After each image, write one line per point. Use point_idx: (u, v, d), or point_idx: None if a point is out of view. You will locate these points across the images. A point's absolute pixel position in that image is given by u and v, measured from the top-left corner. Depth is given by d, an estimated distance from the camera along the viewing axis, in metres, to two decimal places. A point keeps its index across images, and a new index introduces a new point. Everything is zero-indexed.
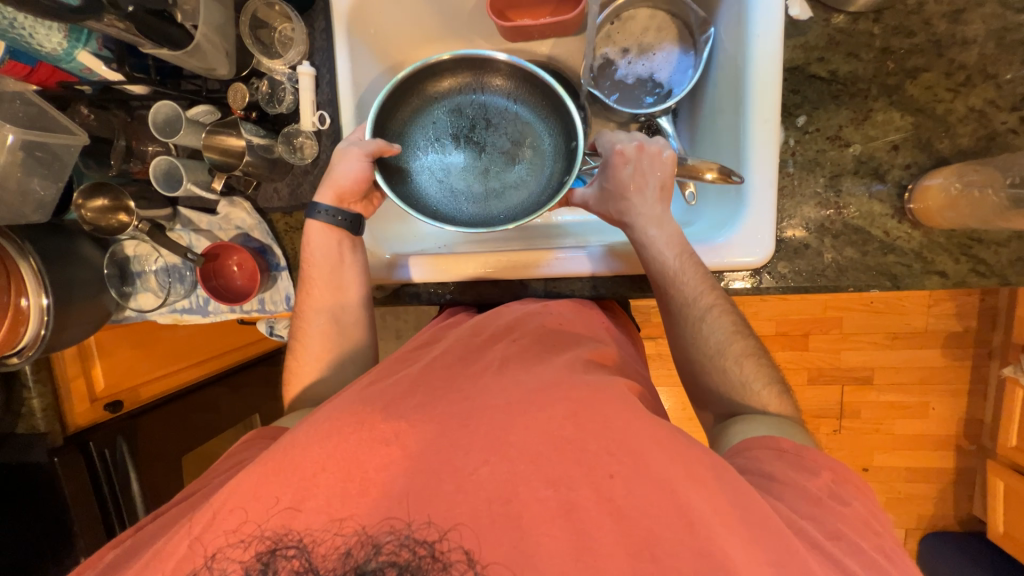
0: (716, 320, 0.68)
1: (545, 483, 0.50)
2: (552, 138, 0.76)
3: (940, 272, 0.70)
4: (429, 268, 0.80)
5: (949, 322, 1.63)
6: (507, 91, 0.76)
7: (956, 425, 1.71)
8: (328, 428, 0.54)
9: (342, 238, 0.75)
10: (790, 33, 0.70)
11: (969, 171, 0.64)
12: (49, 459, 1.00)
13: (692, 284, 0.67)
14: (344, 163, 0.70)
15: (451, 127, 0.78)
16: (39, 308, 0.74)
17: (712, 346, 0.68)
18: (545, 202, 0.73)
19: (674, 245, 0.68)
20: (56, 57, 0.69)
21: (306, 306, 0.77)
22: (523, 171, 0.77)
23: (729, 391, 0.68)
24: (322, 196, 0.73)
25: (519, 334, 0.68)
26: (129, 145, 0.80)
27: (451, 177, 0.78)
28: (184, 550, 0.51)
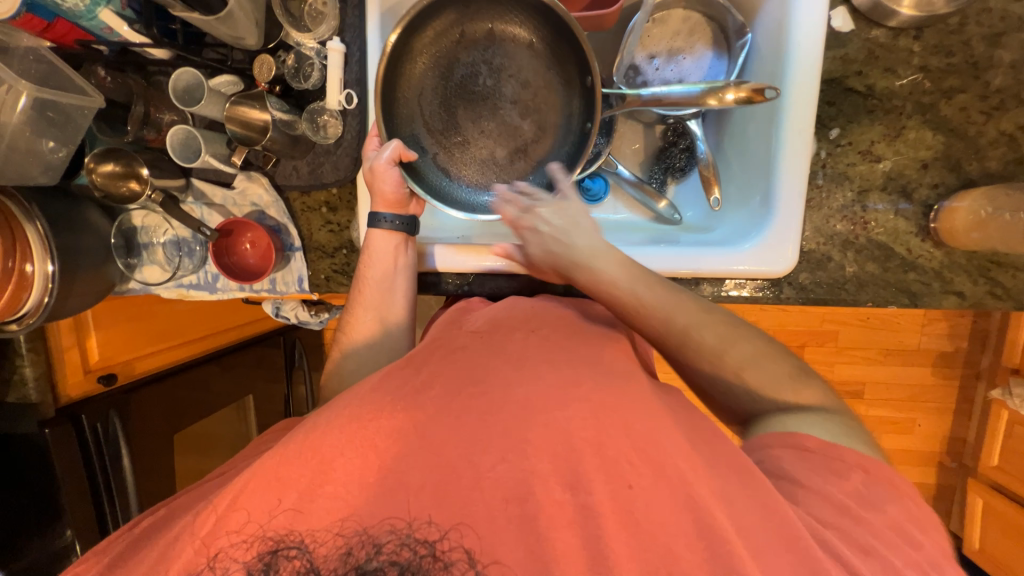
0: (703, 334, 0.64)
1: (565, 496, 0.49)
2: (560, 69, 0.73)
3: (958, 292, 0.71)
4: (452, 254, 0.79)
5: (941, 341, 1.67)
6: (505, 29, 0.73)
7: (940, 442, 1.76)
8: (344, 418, 0.53)
9: (401, 241, 0.74)
10: (831, 44, 0.69)
11: (999, 195, 0.64)
12: (38, 430, 0.97)
13: (713, 338, 0.64)
14: (379, 176, 0.71)
15: (445, 91, 0.75)
16: (44, 275, 0.71)
17: (716, 355, 0.63)
18: (574, 153, 0.75)
19: (623, 267, 0.68)
20: (77, 14, 0.66)
21: (355, 302, 0.76)
22: (538, 117, 0.76)
23: (746, 395, 0.64)
24: (376, 209, 0.74)
25: (538, 324, 0.66)
26: (146, 112, 0.77)
27: (473, 143, 0.77)
28: (187, 551, 0.49)
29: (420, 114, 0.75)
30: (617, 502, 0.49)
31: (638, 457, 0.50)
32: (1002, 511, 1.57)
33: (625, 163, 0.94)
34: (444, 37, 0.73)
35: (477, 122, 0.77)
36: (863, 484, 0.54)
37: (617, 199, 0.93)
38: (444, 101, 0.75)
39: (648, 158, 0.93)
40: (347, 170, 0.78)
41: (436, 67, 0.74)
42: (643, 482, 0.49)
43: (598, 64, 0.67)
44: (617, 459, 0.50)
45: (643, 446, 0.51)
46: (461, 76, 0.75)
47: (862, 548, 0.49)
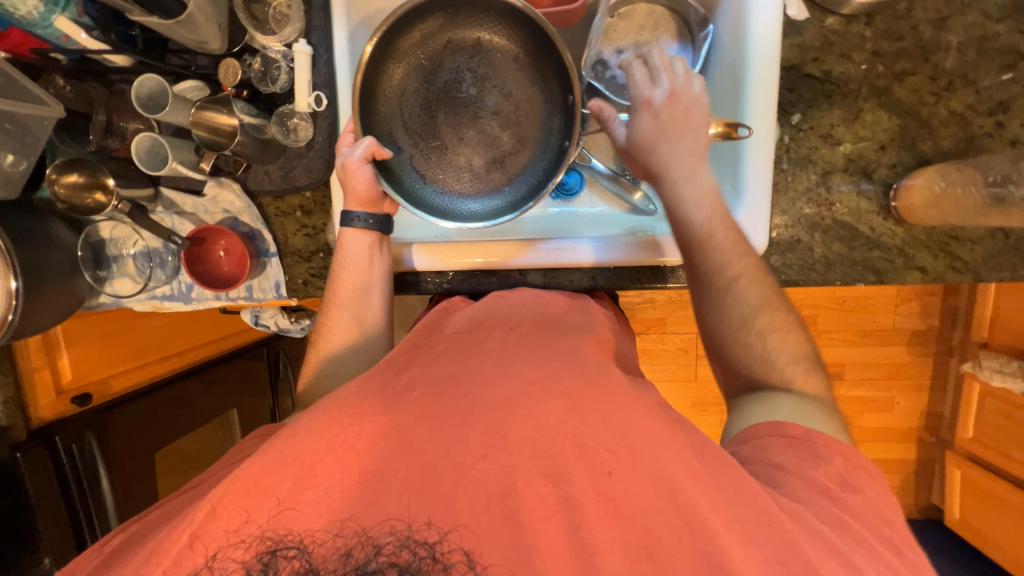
0: (746, 291, 0.66)
1: (546, 487, 0.50)
2: (543, 84, 0.69)
3: (920, 268, 0.74)
4: (431, 251, 0.81)
5: (914, 320, 1.72)
6: (493, 36, 0.68)
7: (919, 418, 1.81)
8: (326, 420, 0.53)
9: (374, 241, 0.74)
10: (788, 32, 0.71)
11: (951, 171, 0.67)
12: (9, 454, 0.95)
13: (750, 298, 0.66)
14: (351, 174, 0.69)
15: (426, 96, 0.70)
16: (8, 292, 0.69)
17: (742, 318, 0.66)
18: (549, 174, 0.69)
19: (708, 199, 0.67)
20: (31, 22, 0.64)
21: (331, 304, 0.75)
22: (519, 131, 0.71)
23: (752, 366, 0.66)
24: (349, 208, 0.73)
25: (518, 322, 0.68)
26: (109, 120, 0.75)
27: (451, 150, 0.71)
28: (181, 543, 0.49)
29: (398, 116, 0.70)
30: (606, 489, 0.49)
31: (620, 444, 0.51)
32: (979, 480, 1.63)
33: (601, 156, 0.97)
34: (431, 39, 0.68)
35: (458, 129, 0.71)
36: (837, 457, 0.56)
37: (592, 193, 0.95)
38: (425, 104, 0.70)
39: None
40: (319, 172, 0.78)
41: (418, 69, 0.69)
42: (626, 468, 0.50)
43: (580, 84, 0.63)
44: (603, 446, 0.51)
45: (626, 429, 0.52)
46: (444, 82, 0.70)
47: (840, 523, 0.50)
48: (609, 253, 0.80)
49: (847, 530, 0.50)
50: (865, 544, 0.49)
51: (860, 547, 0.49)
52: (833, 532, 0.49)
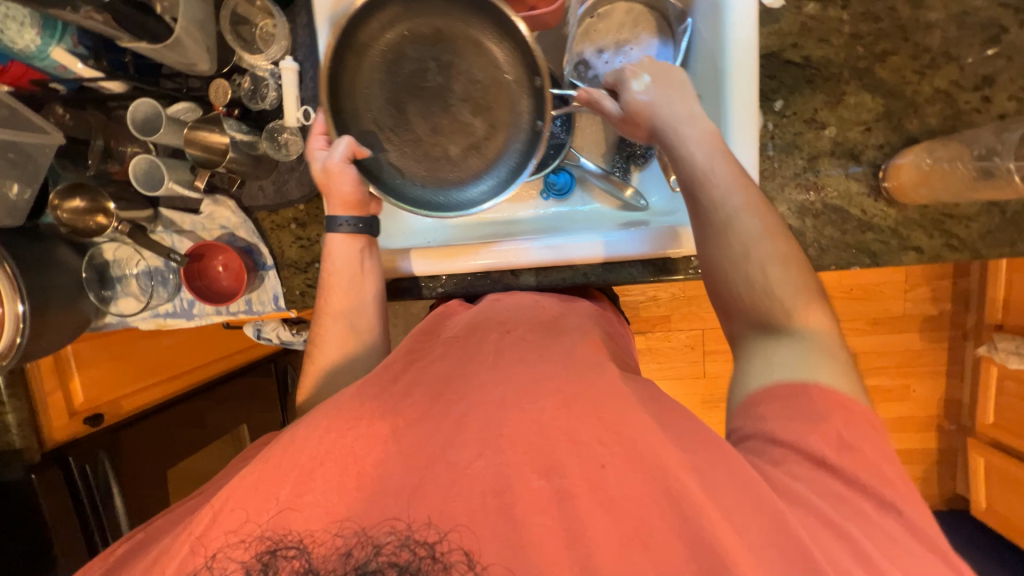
0: (745, 219, 0.59)
1: (540, 482, 0.50)
2: (509, 64, 0.69)
3: (916, 248, 0.73)
4: (425, 256, 0.83)
5: (925, 305, 1.69)
6: (454, 23, 0.70)
7: (937, 406, 1.77)
8: (328, 425, 0.53)
9: (362, 244, 0.76)
10: (764, 20, 0.71)
11: (938, 147, 0.67)
12: (26, 476, 0.97)
13: (750, 225, 0.58)
14: (335, 178, 0.70)
15: (394, 88, 0.72)
16: (15, 315, 0.71)
17: (737, 252, 0.58)
18: (527, 153, 0.70)
19: (710, 144, 0.62)
20: (29, 55, 0.67)
21: (324, 312, 0.75)
22: (492, 115, 0.72)
23: (748, 299, 0.58)
24: (335, 212, 0.74)
25: (513, 325, 0.68)
26: (107, 145, 0.78)
27: (426, 140, 0.73)
28: (186, 548, 0.50)
29: (369, 112, 0.72)
30: (604, 484, 0.49)
31: (613, 438, 0.51)
32: (1003, 467, 1.59)
33: (591, 156, 0.99)
34: (390, 30, 0.69)
35: (429, 118, 0.73)
36: None
37: (584, 191, 0.99)
38: (392, 96, 0.72)
39: (611, 148, 0.99)
40: (310, 184, 0.79)
41: (381, 61, 0.70)
42: (619, 462, 0.49)
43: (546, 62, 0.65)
44: (597, 439, 0.51)
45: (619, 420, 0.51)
46: (409, 72, 0.71)
47: None
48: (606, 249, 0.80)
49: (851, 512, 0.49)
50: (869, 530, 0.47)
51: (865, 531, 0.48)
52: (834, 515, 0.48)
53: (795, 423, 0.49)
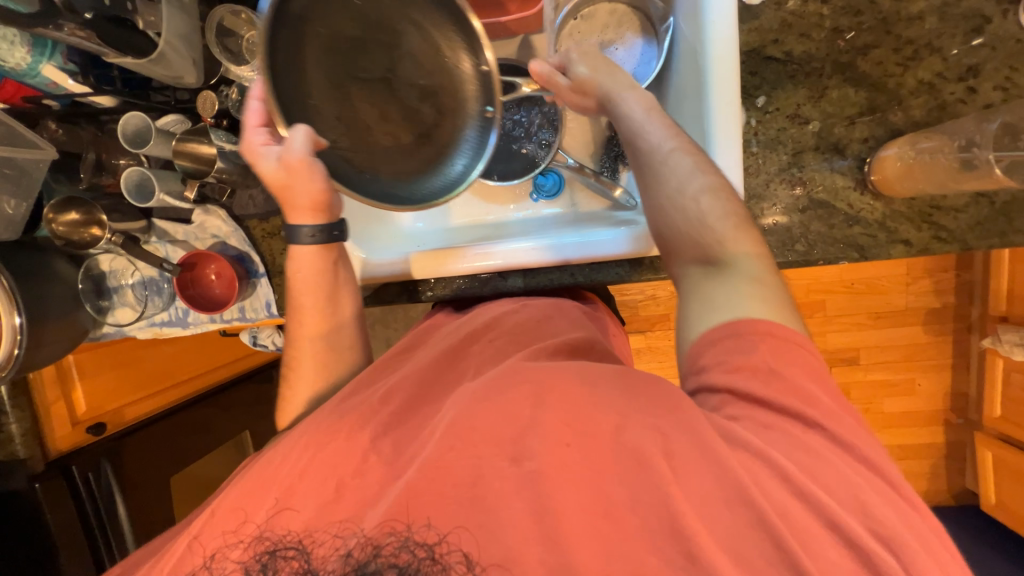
0: (678, 159, 0.63)
1: (508, 467, 0.50)
2: (453, 49, 0.66)
3: (905, 241, 0.72)
4: (421, 261, 0.84)
5: (928, 298, 1.67)
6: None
7: (943, 400, 1.75)
8: (307, 442, 0.56)
9: (336, 258, 0.74)
10: (744, 17, 0.71)
11: (921, 139, 0.67)
12: (29, 485, 0.98)
13: (681, 167, 0.63)
14: (301, 175, 0.64)
15: (333, 70, 0.64)
16: (12, 327, 0.73)
17: (674, 188, 0.63)
18: (481, 140, 0.68)
19: (641, 103, 0.68)
20: (20, 72, 0.69)
21: (298, 335, 0.75)
22: (442, 100, 0.68)
23: (686, 229, 0.61)
24: (298, 216, 0.69)
25: (492, 333, 0.72)
26: (99, 158, 0.79)
27: (375, 130, 0.68)
28: (185, 550, 0.55)
29: (307, 95, 0.63)
30: (581, 468, 0.49)
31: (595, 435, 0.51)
32: (1010, 460, 1.56)
33: (579, 157, 1.01)
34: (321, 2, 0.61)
35: (375, 103, 0.67)
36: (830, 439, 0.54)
37: (573, 191, 1.00)
38: (332, 80, 0.64)
39: (599, 148, 1.00)
40: None
41: (315, 39, 0.62)
42: (582, 437, 0.50)
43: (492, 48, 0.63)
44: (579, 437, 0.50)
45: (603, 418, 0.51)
46: (347, 51, 0.65)
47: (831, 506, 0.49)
48: (592, 249, 0.80)
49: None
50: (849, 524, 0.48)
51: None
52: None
53: (725, 366, 0.53)
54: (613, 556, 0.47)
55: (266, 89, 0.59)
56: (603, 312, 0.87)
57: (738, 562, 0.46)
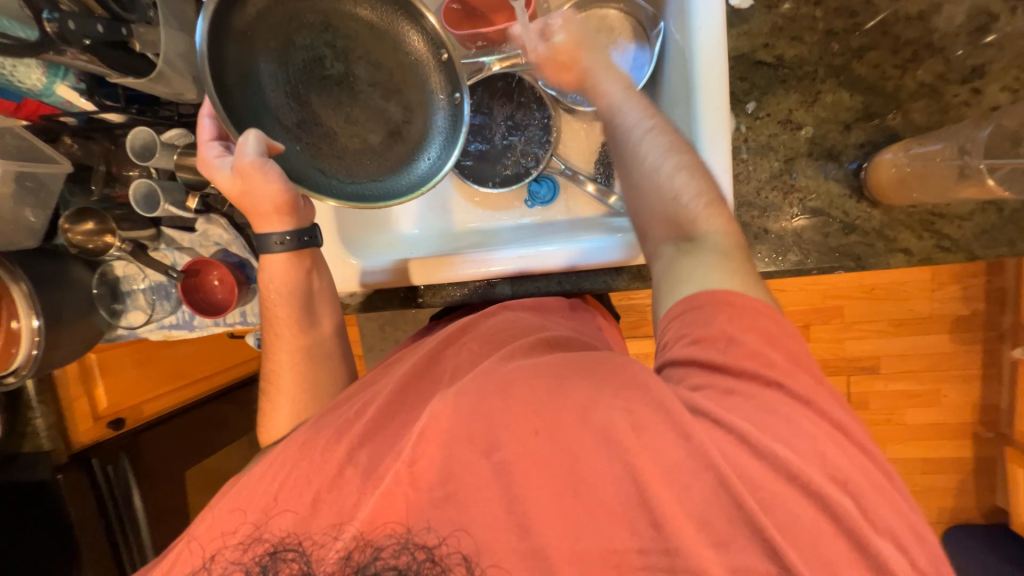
0: (650, 142, 0.67)
1: (479, 460, 0.53)
2: (411, 43, 0.70)
3: (905, 250, 0.69)
4: (421, 267, 0.85)
5: (956, 305, 1.59)
6: (340, 7, 0.68)
7: (971, 412, 1.66)
8: (276, 462, 0.59)
9: (309, 267, 0.78)
10: (733, 21, 0.70)
11: (916, 145, 0.63)
12: (53, 476, 1.04)
13: (654, 149, 0.66)
14: (255, 180, 0.67)
15: (290, 82, 0.68)
16: (31, 330, 0.78)
17: (649, 166, 0.66)
18: (447, 129, 0.71)
19: (619, 82, 0.72)
20: (36, 92, 0.71)
21: (278, 348, 0.79)
22: (407, 99, 0.71)
23: (662, 206, 0.64)
24: (262, 224, 0.74)
25: (469, 335, 0.75)
26: (110, 170, 0.84)
27: (340, 134, 0.71)
28: (187, 552, 0.57)
29: (268, 108, 0.68)
30: (551, 454, 0.52)
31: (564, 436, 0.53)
32: None
33: (577, 164, 0.99)
34: (270, 17, 0.65)
35: (338, 108, 0.70)
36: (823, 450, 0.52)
37: (568, 198, 0.99)
38: (292, 89, 0.68)
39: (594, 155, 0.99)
40: None
41: (270, 53, 0.66)
42: (550, 425, 0.53)
43: (453, 35, 0.67)
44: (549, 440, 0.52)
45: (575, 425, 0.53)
46: (303, 61, 0.68)
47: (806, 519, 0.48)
48: (578, 253, 0.80)
49: (802, 521, 0.48)
50: (814, 539, 0.48)
51: (811, 538, 0.48)
52: (785, 523, 0.48)
53: (689, 336, 0.56)
54: (585, 531, 0.51)
55: (214, 108, 0.63)
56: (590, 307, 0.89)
57: (703, 527, 0.49)
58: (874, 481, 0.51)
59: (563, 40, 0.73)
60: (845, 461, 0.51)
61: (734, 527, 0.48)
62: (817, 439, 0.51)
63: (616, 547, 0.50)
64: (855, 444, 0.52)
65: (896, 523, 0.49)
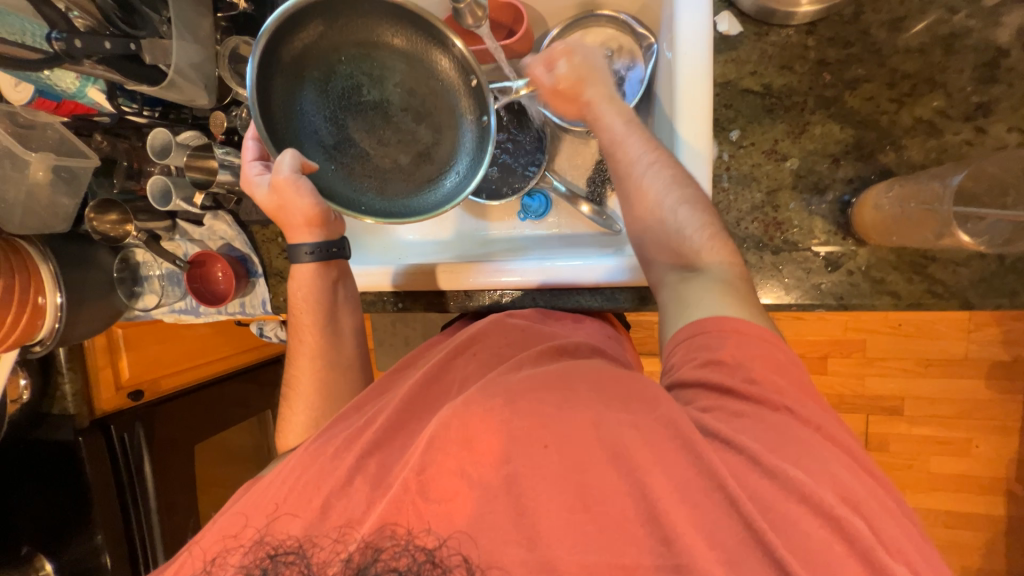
0: (652, 177, 0.67)
1: (486, 470, 0.51)
2: (446, 67, 0.71)
3: (892, 292, 0.65)
4: (449, 273, 0.86)
5: (994, 350, 1.46)
6: (379, 36, 0.70)
7: (1006, 467, 1.52)
8: (297, 464, 0.61)
9: (337, 279, 0.81)
10: (720, 47, 0.68)
11: (893, 187, 0.60)
12: (74, 438, 1.12)
13: (655, 183, 0.66)
14: (289, 196, 0.71)
15: (331, 107, 0.72)
16: (55, 305, 0.87)
17: (653, 198, 0.66)
18: (472, 150, 0.73)
19: (620, 117, 0.71)
20: (72, 94, 0.78)
21: (298, 357, 0.82)
22: (437, 125, 0.74)
23: (665, 238, 0.65)
24: (297, 237, 0.77)
25: (479, 345, 0.74)
26: (132, 165, 0.92)
27: (373, 154, 0.75)
28: (190, 558, 0.58)
29: (306, 130, 0.72)
30: (558, 467, 0.51)
31: (567, 455, 0.51)
32: None
33: (572, 181, 0.99)
34: (315, 48, 0.69)
35: (372, 131, 0.74)
36: (849, 493, 0.48)
37: (560, 214, 0.99)
38: (331, 113, 0.73)
39: (589, 172, 0.99)
40: None
41: (312, 81, 0.70)
42: (558, 436, 0.51)
43: (473, 59, 0.68)
44: (554, 461, 0.51)
45: (580, 448, 0.51)
46: (341, 87, 0.72)
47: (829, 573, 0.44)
48: (565, 269, 0.81)
49: (813, 553, 0.45)
50: None
51: None
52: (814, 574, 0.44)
53: (695, 361, 0.56)
54: (590, 542, 0.48)
55: (259, 131, 0.67)
56: (623, 338, 0.86)
57: (712, 552, 0.46)
58: (878, 514, 0.48)
59: (566, 70, 0.72)
60: (845, 493, 0.47)
61: (745, 548, 0.45)
62: (828, 478, 0.48)
63: (624, 561, 0.47)
64: (861, 479, 0.50)
65: (902, 559, 0.46)
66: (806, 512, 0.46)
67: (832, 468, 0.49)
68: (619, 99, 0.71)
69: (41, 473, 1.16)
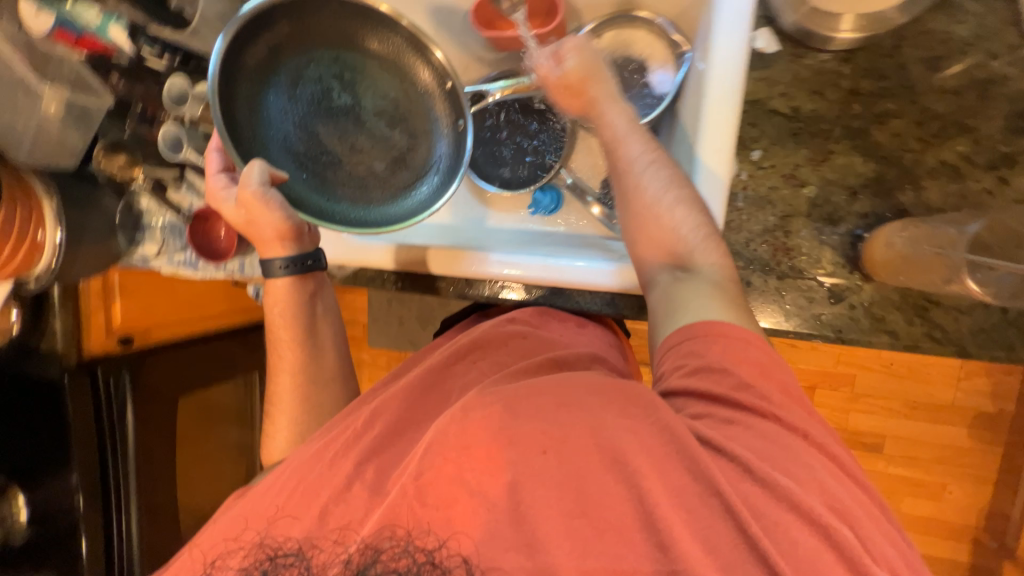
0: (652, 175, 0.66)
1: (486, 474, 0.51)
2: (426, 72, 0.72)
3: (891, 331, 0.65)
4: (441, 257, 0.84)
5: (981, 400, 1.47)
6: (351, 40, 0.71)
7: (976, 515, 1.53)
8: (291, 471, 0.60)
9: (313, 290, 0.78)
10: (755, 64, 0.67)
11: (910, 226, 0.61)
12: (60, 376, 1.13)
13: (653, 180, 0.65)
14: (257, 210, 0.69)
15: (301, 113, 0.73)
16: (53, 243, 0.86)
17: (650, 197, 0.65)
18: (450, 156, 0.74)
19: (624, 117, 0.69)
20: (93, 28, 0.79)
21: (278, 369, 0.80)
22: (412, 131, 0.75)
23: (663, 234, 0.64)
24: (268, 254, 0.75)
25: (480, 354, 0.73)
26: (144, 110, 0.89)
27: (346, 160, 0.75)
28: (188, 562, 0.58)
29: (275, 137, 0.72)
30: (560, 476, 0.50)
31: (567, 464, 0.51)
32: None
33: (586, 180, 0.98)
34: (282, 53, 0.70)
35: (344, 136, 0.74)
36: (850, 531, 0.47)
37: (571, 212, 0.98)
38: (302, 119, 0.73)
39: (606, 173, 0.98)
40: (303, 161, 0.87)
41: (280, 85, 0.71)
42: (559, 445, 0.51)
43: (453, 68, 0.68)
44: (555, 474, 0.50)
45: (584, 465, 0.50)
46: (312, 92, 0.73)
47: None
48: (564, 264, 0.81)
49: (804, 565, 0.45)
50: None
51: None
52: None
53: (685, 369, 0.56)
54: (589, 552, 0.48)
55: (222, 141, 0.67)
56: (621, 346, 0.85)
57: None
58: (878, 549, 0.47)
59: (574, 64, 0.69)
60: (837, 505, 0.48)
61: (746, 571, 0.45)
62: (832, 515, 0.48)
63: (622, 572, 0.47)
64: (866, 517, 0.49)
65: None
66: (811, 550, 0.46)
67: (835, 503, 0.48)
68: (624, 100, 0.69)
69: (23, 409, 1.15)
